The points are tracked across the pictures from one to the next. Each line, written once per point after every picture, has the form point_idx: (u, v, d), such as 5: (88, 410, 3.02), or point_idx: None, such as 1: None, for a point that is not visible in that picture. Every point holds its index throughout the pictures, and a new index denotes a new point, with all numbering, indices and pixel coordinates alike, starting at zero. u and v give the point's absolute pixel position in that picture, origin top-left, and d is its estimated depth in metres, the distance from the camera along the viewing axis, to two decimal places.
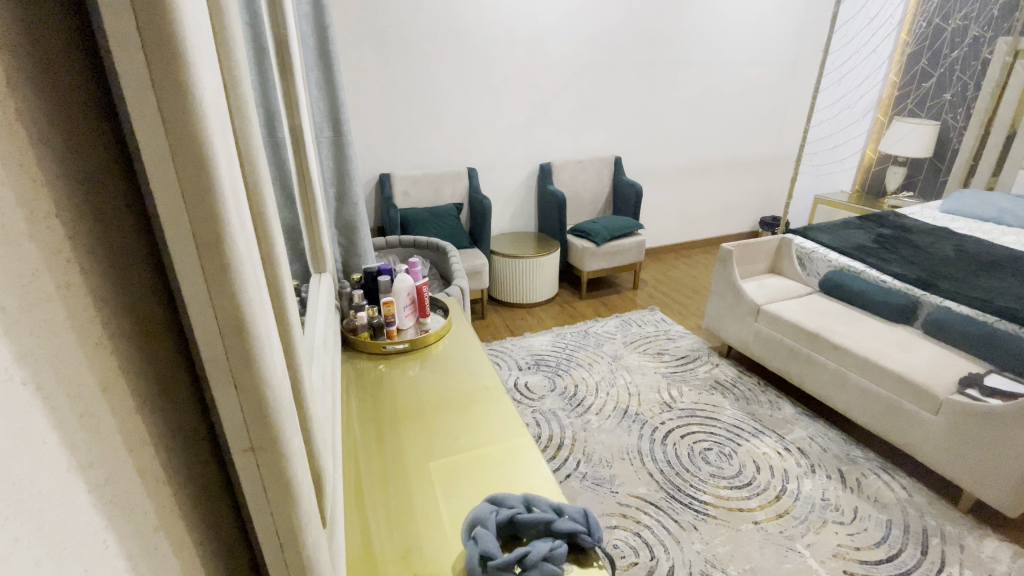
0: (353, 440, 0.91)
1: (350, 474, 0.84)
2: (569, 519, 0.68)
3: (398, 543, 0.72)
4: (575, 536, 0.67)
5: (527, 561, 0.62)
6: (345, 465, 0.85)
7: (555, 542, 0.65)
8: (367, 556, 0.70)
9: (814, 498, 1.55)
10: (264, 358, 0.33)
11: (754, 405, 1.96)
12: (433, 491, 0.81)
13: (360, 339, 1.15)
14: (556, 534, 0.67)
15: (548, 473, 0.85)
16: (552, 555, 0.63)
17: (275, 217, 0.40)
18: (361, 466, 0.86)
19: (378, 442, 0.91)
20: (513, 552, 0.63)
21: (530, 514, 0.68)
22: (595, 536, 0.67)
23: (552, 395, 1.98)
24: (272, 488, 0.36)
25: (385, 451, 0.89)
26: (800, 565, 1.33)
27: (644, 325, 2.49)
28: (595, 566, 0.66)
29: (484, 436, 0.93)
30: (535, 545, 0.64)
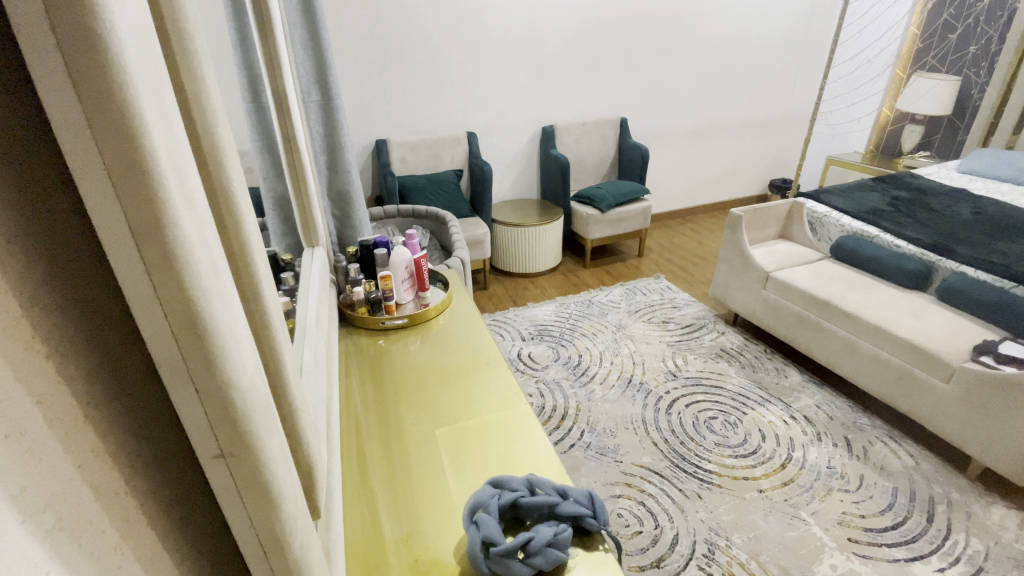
0: (349, 420, 0.88)
1: (348, 456, 0.81)
2: (574, 502, 0.66)
3: (399, 525, 0.69)
4: (580, 519, 0.65)
5: (530, 547, 0.60)
6: (342, 447, 0.82)
7: (560, 527, 0.63)
8: (366, 541, 0.67)
9: (820, 466, 1.54)
10: (228, 358, 0.29)
11: (759, 372, 1.94)
12: (438, 468, 0.79)
13: (358, 316, 1.11)
14: (560, 517, 0.65)
15: (552, 449, 0.82)
16: (558, 540, 0.61)
17: (242, 194, 0.36)
18: (359, 447, 0.83)
19: (377, 422, 0.88)
20: (516, 537, 0.60)
21: (533, 498, 0.66)
22: (600, 519, 0.65)
23: (556, 364, 1.97)
24: (249, 496, 0.33)
25: (384, 431, 0.86)
26: (806, 533, 1.33)
27: (649, 294, 2.45)
28: (601, 549, 0.64)
29: (486, 411, 0.90)
30: (539, 531, 0.61)
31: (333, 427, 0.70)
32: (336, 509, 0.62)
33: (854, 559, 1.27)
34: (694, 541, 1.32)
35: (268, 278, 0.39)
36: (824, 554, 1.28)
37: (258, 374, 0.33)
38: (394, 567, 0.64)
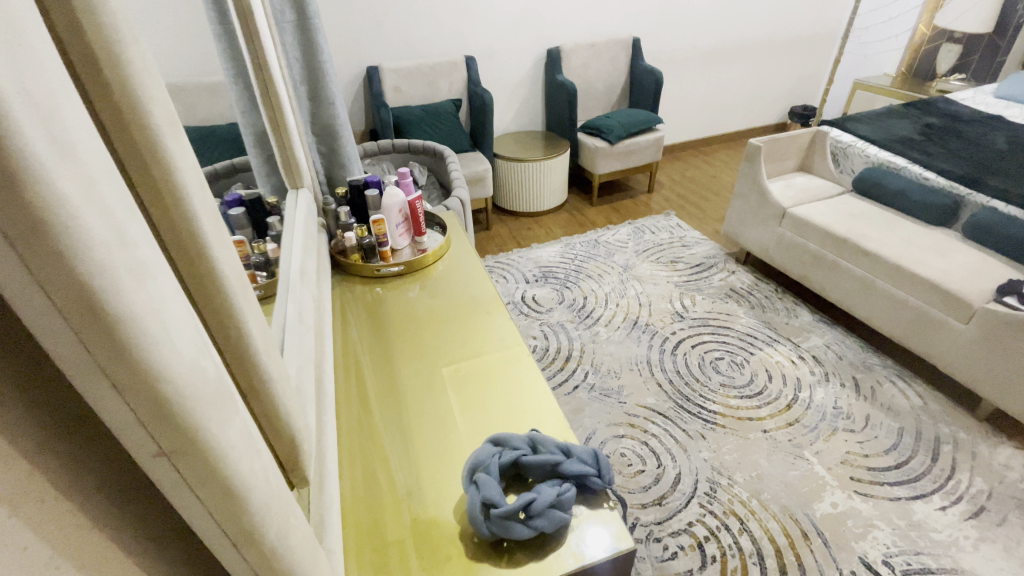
0: (344, 373, 0.84)
1: (343, 411, 0.77)
2: (578, 461, 0.63)
3: (397, 482, 0.67)
4: (583, 478, 0.62)
5: (532, 509, 0.57)
6: (337, 401, 0.79)
7: (563, 487, 0.60)
8: (363, 498, 0.65)
9: (825, 406, 1.53)
10: (149, 349, 0.23)
11: (769, 312, 1.90)
12: (436, 420, 0.76)
13: (352, 263, 1.05)
14: (562, 476, 0.62)
15: (555, 399, 0.79)
16: (562, 500, 0.59)
17: (166, 129, 0.29)
18: (355, 401, 0.79)
19: (372, 373, 0.84)
20: (517, 499, 0.58)
21: (535, 456, 0.63)
22: (605, 478, 0.63)
23: (560, 307, 1.93)
24: (205, 492, 0.29)
25: (381, 384, 0.82)
26: (808, 472, 1.34)
27: (658, 232, 2.36)
28: (605, 508, 0.62)
29: (485, 360, 0.86)
30: (541, 492, 0.59)
31: (324, 385, 0.67)
32: (329, 469, 0.59)
33: (855, 497, 1.28)
34: (696, 480, 1.33)
35: (216, 233, 0.33)
36: (825, 492, 1.29)
37: (203, 356, 0.28)
38: (392, 525, 0.62)
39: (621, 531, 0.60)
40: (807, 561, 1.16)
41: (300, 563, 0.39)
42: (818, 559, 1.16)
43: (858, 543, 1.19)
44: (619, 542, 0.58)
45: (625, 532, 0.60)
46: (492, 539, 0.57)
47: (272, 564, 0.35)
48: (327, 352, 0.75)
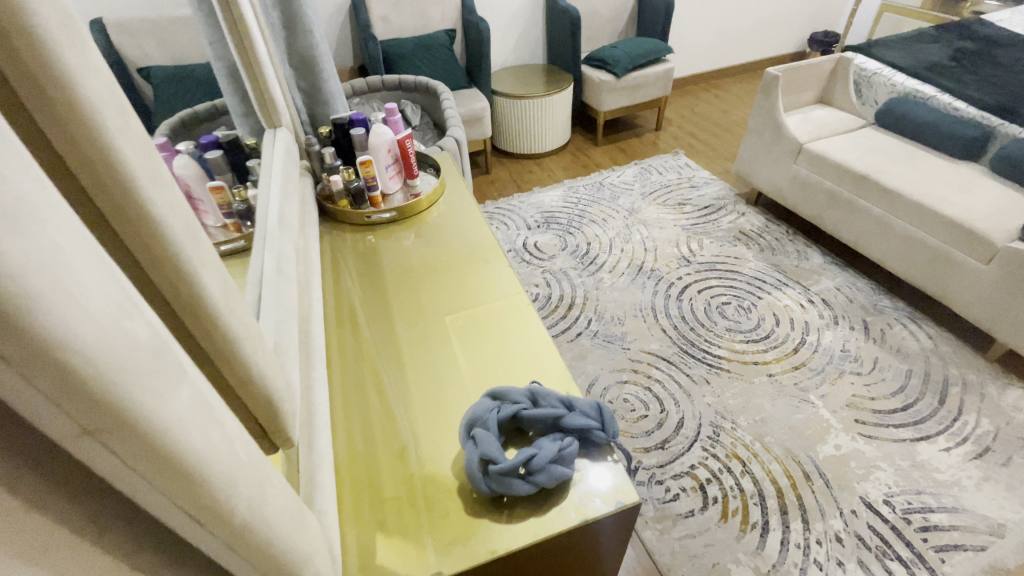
0: (338, 325, 0.81)
1: (337, 366, 0.74)
2: (580, 414, 0.60)
3: (392, 438, 0.64)
4: (586, 432, 0.60)
5: (533, 465, 0.55)
6: (330, 355, 0.76)
7: (565, 442, 0.58)
8: (358, 454, 0.63)
9: (833, 350, 1.51)
10: (43, 314, 0.19)
11: (779, 255, 1.84)
12: (433, 373, 0.73)
13: (340, 210, 0.99)
14: (564, 430, 0.60)
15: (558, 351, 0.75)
16: (564, 455, 0.56)
17: (60, 35, 0.23)
18: (349, 355, 0.76)
19: (368, 326, 0.81)
20: (517, 455, 0.55)
21: (536, 410, 0.60)
22: (609, 431, 0.60)
23: (563, 253, 1.87)
24: (150, 472, 0.25)
25: (377, 337, 0.79)
26: (812, 415, 1.33)
27: (665, 172, 2.26)
28: (609, 462, 0.59)
29: (486, 310, 0.82)
30: (542, 448, 0.56)
31: (310, 339, 0.63)
32: (319, 426, 0.56)
33: (859, 439, 1.28)
34: (699, 424, 1.32)
35: (146, 168, 0.29)
36: (829, 435, 1.29)
37: (130, 319, 0.24)
38: (388, 481, 0.60)
39: (625, 486, 0.57)
40: (808, 501, 1.16)
41: (281, 531, 0.36)
42: (819, 499, 1.16)
43: (860, 484, 1.19)
44: (624, 497, 0.56)
45: (629, 486, 0.57)
46: (490, 496, 0.55)
47: (246, 536, 0.32)
48: (315, 304, 0.71)
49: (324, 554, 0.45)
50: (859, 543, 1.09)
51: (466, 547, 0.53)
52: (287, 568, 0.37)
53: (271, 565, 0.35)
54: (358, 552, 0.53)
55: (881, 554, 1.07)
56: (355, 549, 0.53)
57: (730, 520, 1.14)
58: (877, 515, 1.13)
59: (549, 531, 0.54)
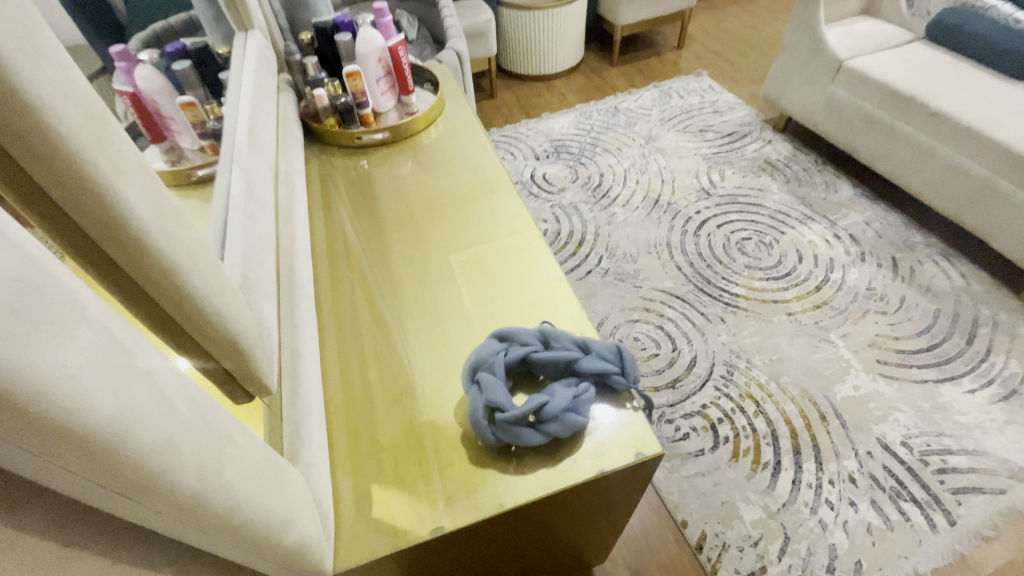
0: (329, 259, 0.74)
1: (327, 304, 0.68)
2: (597, 358, 0.54)
3: (388, 384, 0.59)
4: (603, 377, 0.54)
5: (544, 414, 0.49)
6: (320, 290, 0.70)
7: (581, 388, 0.52)
8: (348, 401, 0.58)
9: (858, 288, 1.43)
10: None
11: (805, 187, 1.72)
12: (433, 314, 0.66)
13: (326, 129, 0.89)
14: (579, 375, 0.54)
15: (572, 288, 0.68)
16: (580, 402, 0.51)
17: None
18: (340, 291, 0.70)
19: (362, 260, 0.74)
20: (528, 403, 0.50)
21: (547, 354, 0.54)
22: (629, 377, 0.54)
23: (574, 185, 1.75)
24: (37, 444, 0.19)
25: (370, 273, 0.72)
26: (832, 355, 1.28)
27: (687, 96, 2.08)
28: (628, 409, 0.54)
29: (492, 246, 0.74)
30: (555, 395, 0.50)
31: (288, 275, 0.56)
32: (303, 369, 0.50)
33: (879, 380, 1.23)
34: (713, 363, 1.27)
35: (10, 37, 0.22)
36: (848, 375, 1.24)
37: None
38: (382, 431, 0.55)
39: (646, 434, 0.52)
40: (822, 441, 1.13)
41: (254, 496, 0.31)
42: (834, 440, 1.13)
43: (877, 426, 1.15)
44: (646, 447, 0.51)
45: (652, 435, 0.52)
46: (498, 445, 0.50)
47: (201, 508, 0.26)
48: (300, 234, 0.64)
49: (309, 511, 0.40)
50: (873, 483, 1.06)
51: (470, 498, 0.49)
52: (264, 537, 0.32)
53: (243, 538, 0.30)
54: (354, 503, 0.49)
55: (895, 494, 1.05)
56: (350, 498, 0.49)
57: (741, 459, 1.11)
58: (893, 456, 1.10)
59: (562, 484, 0.49)
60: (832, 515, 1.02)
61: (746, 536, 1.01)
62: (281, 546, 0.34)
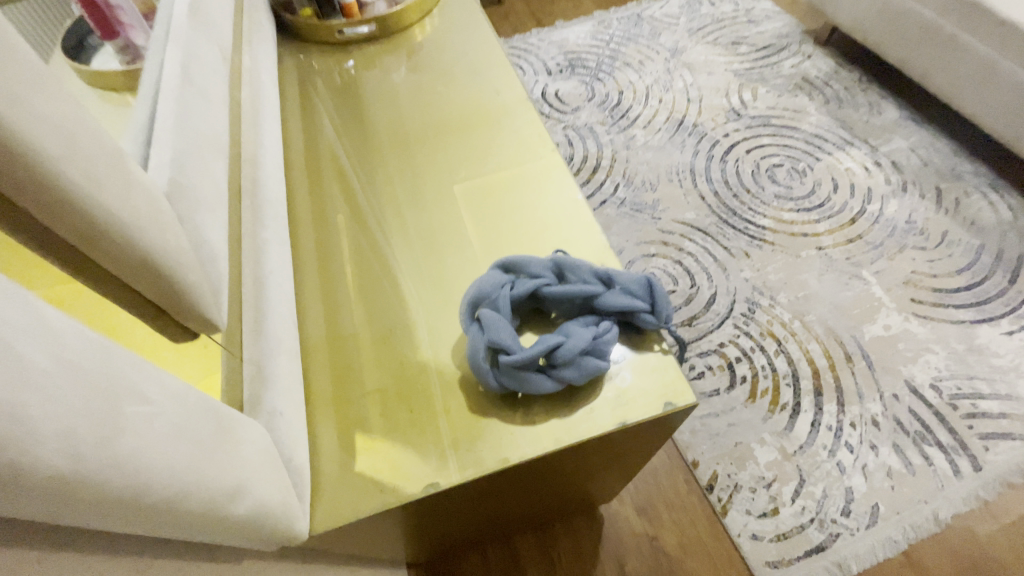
0: (310, 176, 0.65)
1: (309, 225, 0.60)
2: (623, 292, 0.46)
3: (375, 319, 0.52)
4: (629, 315, 0.46)
5: (557, 358, 0.42)
6: (301, 210, 0.62)
7: (602, 328, 0.44)
8: (334, 335, 0.51)
9: (896, 221, 1.31)
10: None
11: (846, 109, 1.54)
12: (430, 240, 0.59)
13: (304, 22, 0.79)
14: (601, 312, 0.46)
15: (590, 215, 0.60)
16: (599, 345, 0.43)
17: None
18: (324, 212, 0.62)
19: (348, 178, 0.65)
20: (538, 345, 0.42)
21: (563, 287, 0.46)
22: (661, 316, 0.46)
23: (589, 106, 1.59)
24: None
25: (357, 194, 0.64)
26: (862, 293, 1.19)
27: (719, 3, 1.85)
28: (657, 352, 0.46)
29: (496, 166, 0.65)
30: (571, 336, 0.43)
31: (247, 201, 0.48)
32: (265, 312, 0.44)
33: (912, 320, 1.15)
34: (733, 300, 1.19)
35: None
36: (878, 315, 1.16)
37: None
38: (371, 369, 0.49)
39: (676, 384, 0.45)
40: (846, 383, 1.07)
41: (160, 467, 0.25)
42: (859, 382, 1.07)
43: (906, 367, 1.08)
44: (675, 398, 0.44)
45: (683, 384, 0.44)
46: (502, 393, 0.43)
47: (67, 487, 0.21)
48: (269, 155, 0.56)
49: (268, 474, 0.35)
50: (897, 427, 1.01)
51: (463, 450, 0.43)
52: (190, 512, 0.26)
53: (152, 519, 0.24)
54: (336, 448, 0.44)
55: (919, 439, 1.00)
56: (333, 444, 0.44)
57: (758, 400, 1.05)
58: (920, 399, 1.04)
59: (575, 438, 0.42)
60: (851, 458, 0.98)
61: (759, 478, 0.97)
62: (223, 520, 0.29)
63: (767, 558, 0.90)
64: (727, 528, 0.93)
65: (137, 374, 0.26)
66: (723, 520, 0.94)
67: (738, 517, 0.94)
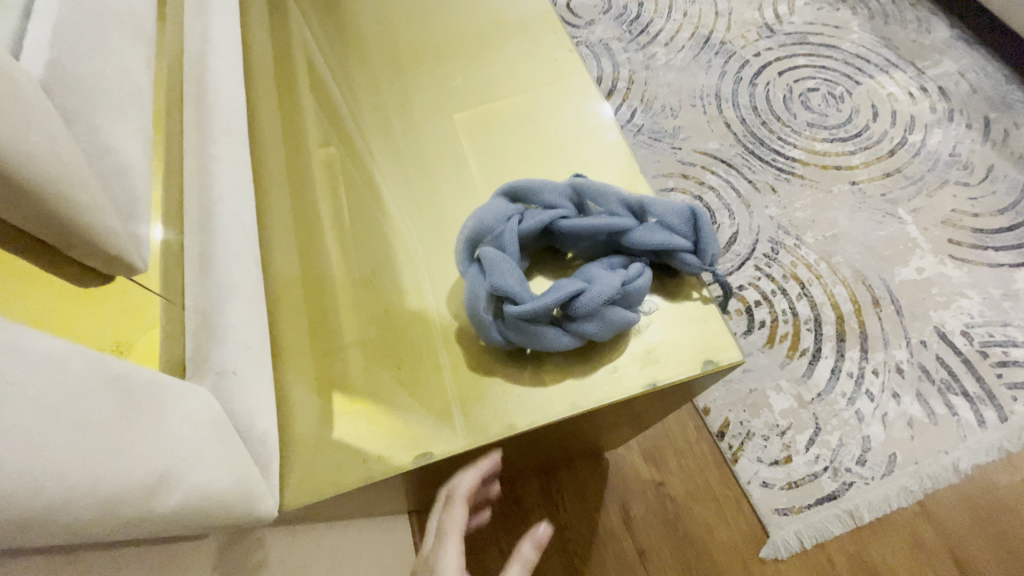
0: (284, 126, 0.66)
1: (283, 175, 0.61)
2: (667, 230, 0.48)
3: (359, 255, 0.55)
4: (670, 255, 0.48)
5: (580, 307, 0.43)
6: (269, 158, 0.61)
7: (629, 272, 0.45)
8: (314, 281, 0.54)
9: (938, 154, 1.19)
10: None
11: (893, 25, 1.37)
12: (426, 166, 0.62)
13: None
14: (639, 250, 0.48)
15: (586, 142, 0.63)
16: (627, 289, 0.44)
17: None
18: (302, 160, 0.63)
19: (339, 119, 0.67)
20: (563, 290, 0.43)
21: (603, 222, 0.48)
22: (704, 258, 0.48)
23: (605, 19, 1.41)
24: None
25: (342, 138, 0.65)
26: (896, 233, 1.10)
27: None
28: (696, 299, 0.49)
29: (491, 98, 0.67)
30: (595, 285, 0.43)
31: (186, 168, 0.45)
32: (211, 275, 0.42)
33: (947, 263, 1.06)
34: (755, 240, 1.10)
35: None
36: (912, 257, 1.07)
37: None
38: (354, 315, 0.52)
39: (723, 341, 0.47)
40: (872, 329, 1.00)
41: (47, 471, 0.22)
42: (885, 328, 1.00)
43: (937, 313, 1.01)
44: (719, 356, 0.46)
45: (721, 349, 0.47)
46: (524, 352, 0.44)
47: None
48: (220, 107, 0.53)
49: (206, 461, 0.32)
50: (922, 375, 0.96)
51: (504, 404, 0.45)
52: (102, 514, 0.24)
53: (54, 530, 0.22)
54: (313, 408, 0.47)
55: (944, 387, 0.94)
56: (314, 403, 0.47)
57: (776, 345, 1.00)
58: (949, 347, 0.98)
59: (591, 403, 0.45)
60: (870, 407, 0.93)
61: (772, 426, 0.93)
62: (149, 516, 0.27)
63: (776, 505, 0.87)
64: (737, 475, 0.90)
65: (16, 369, 0.22)
66: (732, 467, 0.90)
67: (749, 465, 0.90)
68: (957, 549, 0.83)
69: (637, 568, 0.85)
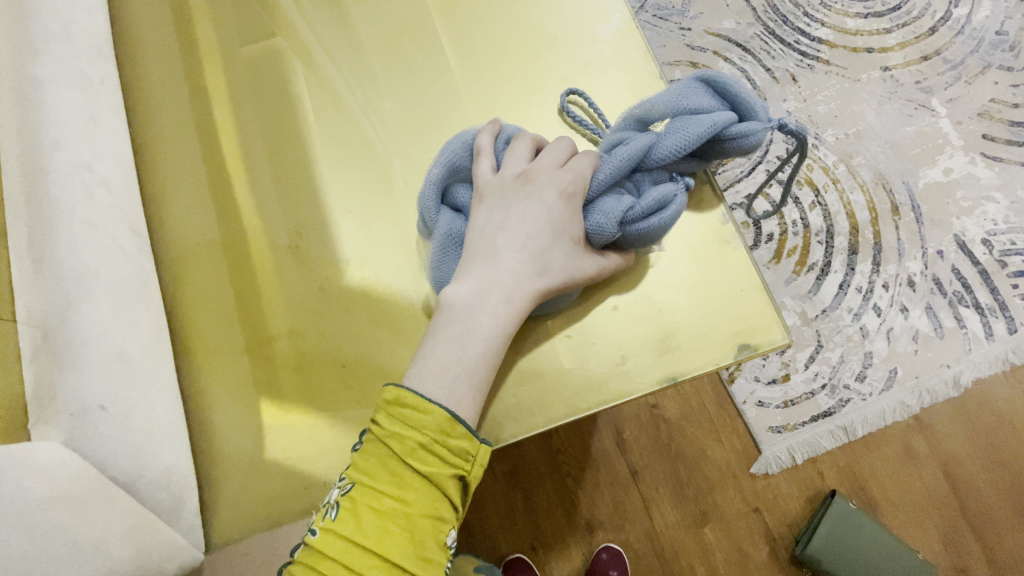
0: (181, 56, 0.59)
1: (181, 130, 0.57)
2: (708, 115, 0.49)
3: (292, 209, 0.56)
4: (720, 139, 0.50)
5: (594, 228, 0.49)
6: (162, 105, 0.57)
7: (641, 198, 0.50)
8: (231, 244, 0.54)
9: (985, 32, 1.03)
10: None
11: None
12: (375, 85, 0.60)
13: None
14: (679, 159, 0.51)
15: (557, 50, 0.61)
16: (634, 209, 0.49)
17: None
18: (210, 96, 0.58)
19: (274, 25, 0.61)
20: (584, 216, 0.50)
21: (642, 141, 0.50)
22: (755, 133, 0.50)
23: None
24: None
25: (277, 51, 0.60)
26: (926, 129, 0.98)
27: None
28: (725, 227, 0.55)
29: None
30: (605, 210, 0.49)
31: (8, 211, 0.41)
32: (47, 313, 0.40)
33: (977, 163, 0.96)
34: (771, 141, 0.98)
35: None
36: (940, 156, 0.96)
37: None
38: (284, 294, 0.54)
39: (764, 322, 0.52)
40: (887, 239, 0.93)
41: None
42: (902, 237, 0.93)
43: (959, 219, 0.93)
44: (759, 340, 0.52)
45: (765, 336, 0.52)
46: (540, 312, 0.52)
47: None
48: (41, 88, 0.45)
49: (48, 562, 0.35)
50: (934, 288, 0.90)
51: (560, 382, 0.51)
52: None
53: None
54: (234, 427, 0.50)
55: (956, 300, 0.90)
56: (235, 393, 0.51)
57: (783, 261, 0.92)
58: (967, 257, 0.92)
59: (632, 393, 0.51)
60: (876, 322, 0.89)
61: None
62: None
63: (771, 424, 0.86)
64: (733, 396, 0.88)
65: None
66: (729, 387, 0.88)
67: (745, 385, 0.88)
68: (946, 461, 0.84)
69: (630, 488, 0.86)
